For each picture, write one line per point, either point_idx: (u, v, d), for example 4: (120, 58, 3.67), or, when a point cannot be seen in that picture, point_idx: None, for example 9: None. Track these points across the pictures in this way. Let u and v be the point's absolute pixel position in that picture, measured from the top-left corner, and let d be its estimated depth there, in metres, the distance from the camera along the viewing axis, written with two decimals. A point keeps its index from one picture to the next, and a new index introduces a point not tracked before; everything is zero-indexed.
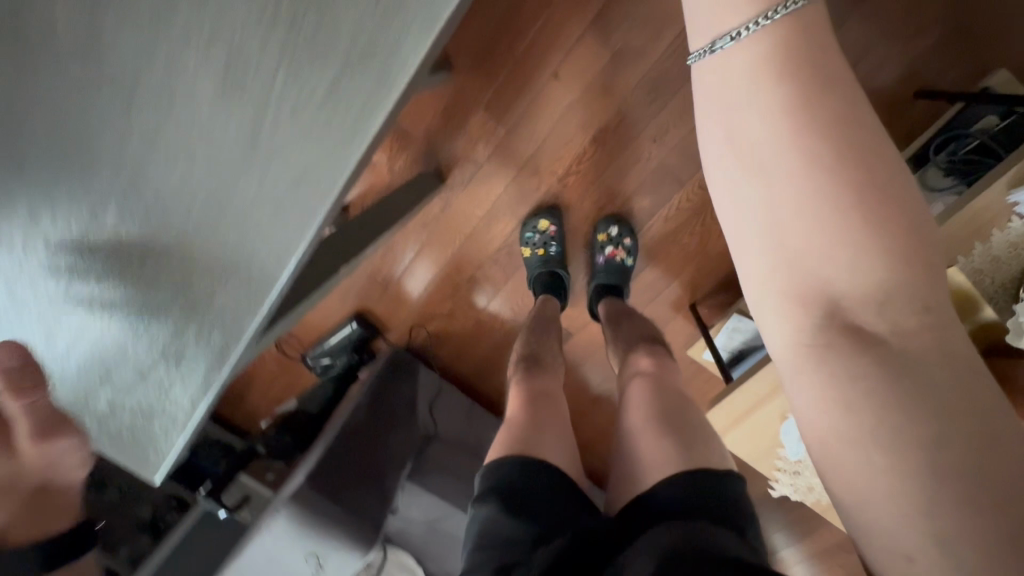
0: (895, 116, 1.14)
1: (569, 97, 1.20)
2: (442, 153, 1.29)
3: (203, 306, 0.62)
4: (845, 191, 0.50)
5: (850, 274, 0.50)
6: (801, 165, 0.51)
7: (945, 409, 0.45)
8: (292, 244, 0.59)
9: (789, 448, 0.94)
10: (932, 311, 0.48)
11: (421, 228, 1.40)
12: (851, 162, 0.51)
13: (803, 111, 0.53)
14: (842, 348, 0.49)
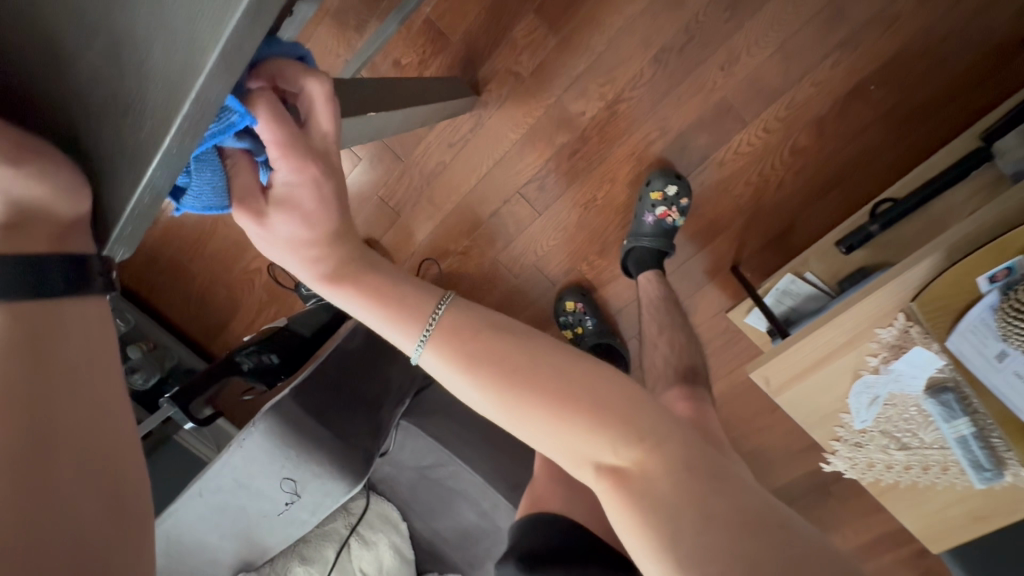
0: (1003, 63, 1.00)
1: (634, 6, 1.07)
2: (482, 60, 1.16)
3: None
4: (516, 378, 0.43)
5: (578, 454, 0.43)
6: (487, 381, 0.44)
7: (691, 513, 0.39)
8: None
9: (855, 415, 0.82)
10: (648, 431, 0.42)
11: (446, 149, 1.26)
12: (477, 347, 0.45)
13: (452, 322, 0.47)
14: (621, 498, 0.41)
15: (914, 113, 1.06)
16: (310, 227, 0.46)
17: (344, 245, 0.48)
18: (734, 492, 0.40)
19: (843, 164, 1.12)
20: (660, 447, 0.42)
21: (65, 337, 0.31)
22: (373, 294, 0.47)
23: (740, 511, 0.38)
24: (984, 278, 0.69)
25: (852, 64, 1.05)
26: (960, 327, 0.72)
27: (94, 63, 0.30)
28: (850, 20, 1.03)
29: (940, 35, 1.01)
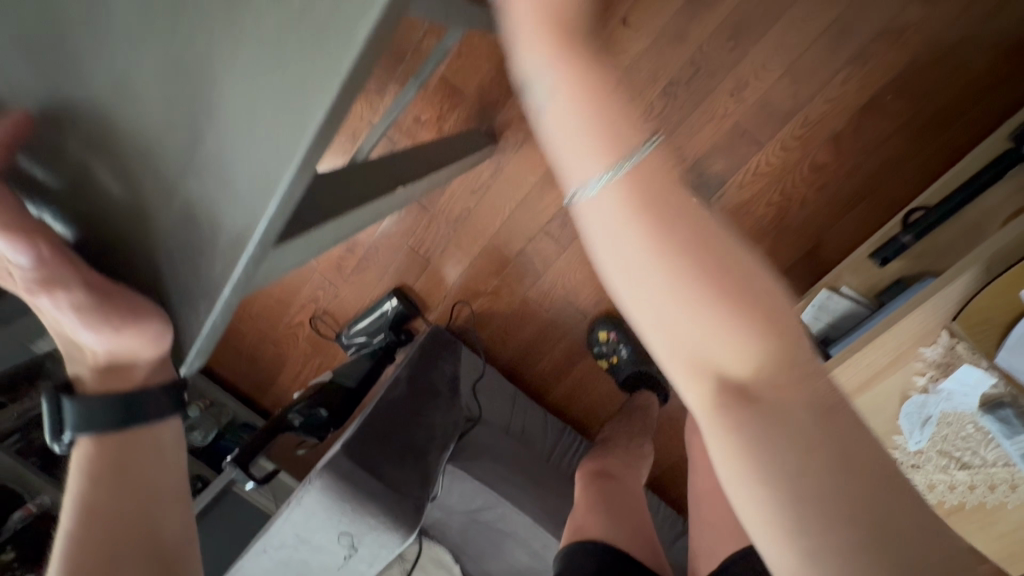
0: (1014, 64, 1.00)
1: (641, 45, 1.10)
2: (499, 111, 1.21)
3: (207, 154, 0.37)
4: (701, 255, 0.33)
5: (712, 359, 0.33)
6: (658, 247, 0.33)
7: (829, 462, 0.32)
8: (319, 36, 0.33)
9: (909, 436, 0.79)
10: (804, 363, 0.34)
11: (470, 195, 1.31)
12: (656, 204, 0.34)
13: (644, 168, 0.36)
14: (741, 419, 0.33)
15: (936, 122, 1.05)
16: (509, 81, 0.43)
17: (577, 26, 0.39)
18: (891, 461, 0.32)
19: (866, 179, 1.12)
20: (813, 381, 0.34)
21: (150, 471, 0.45)
22: (578, 93, 0.38)
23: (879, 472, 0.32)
24: None
25: (864, 78, 1.05)
26: (1010, 341, 0.68)
27: (174, 247, 0.40)
28: (856, 37, 1.03)
29: (948, 44, 1.01)
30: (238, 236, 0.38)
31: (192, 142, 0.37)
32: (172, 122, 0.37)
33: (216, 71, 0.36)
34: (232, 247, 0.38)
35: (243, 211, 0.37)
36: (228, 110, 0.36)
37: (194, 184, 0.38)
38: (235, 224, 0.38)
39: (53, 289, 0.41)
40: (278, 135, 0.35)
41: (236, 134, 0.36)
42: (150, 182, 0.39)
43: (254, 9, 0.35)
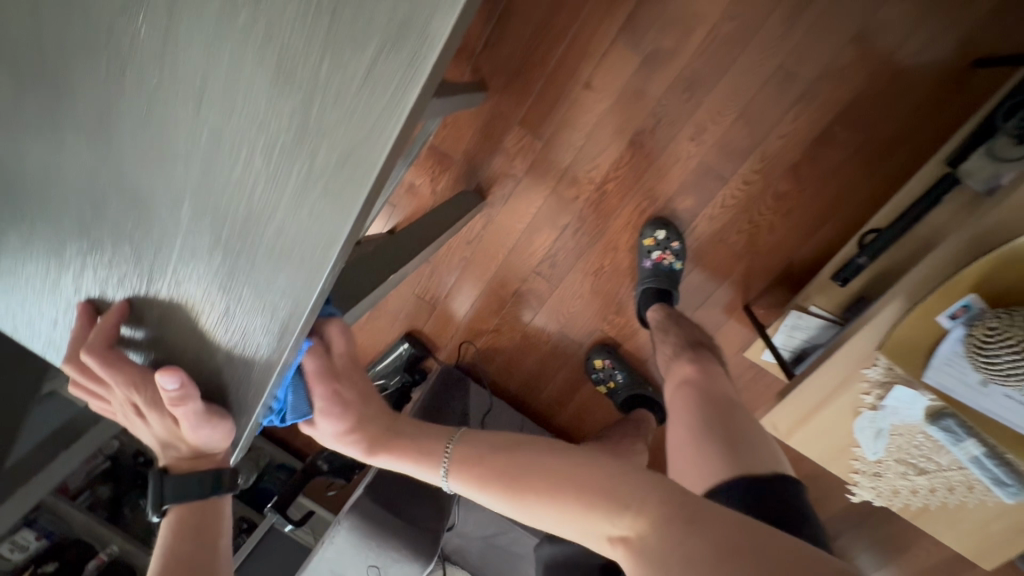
0: (955, 90, 1.06)
1: (605, 102, 1.21)
2: (483, 170, 1.34)
3: (222, 314, 0.43)
4: (518, 487, 0.64)
5: (589, 532, 0.60)
6: (497, 495, 0.65)
7: (677, 557, 0.54)
8: (311, 222, 0.38)
9: (866, 447, 0.89)
10: (631, 496, 0.59)
11: (464, 246, 1.44)
12: (481, 471, 0.67)
13: (460, 454, 0.70)
14: (624, 555, 0.58)
15: (886, 143, 1.12)
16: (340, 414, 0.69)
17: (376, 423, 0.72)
18: (710, 524, 0.55)
19: (828, 203, 1.19)
20: (633, 513, 0.58)
21: (219, 531, 0.56)
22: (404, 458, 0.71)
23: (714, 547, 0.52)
24: (945, 317, 0.75)
25: (814, 114, 1.13)
26: (934, 361, 0.78)
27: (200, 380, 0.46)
28: (801, 79, 1.11)
29: (889, 77, 1.08)
30: (256, 376, 0.44)
31: (208, 304, 0.43)
32: (187, 289, 0.43)
33: (231, 230, 0.40)
34: (255, 380, 0.44)
35: (259, 358, 0.43)
36: (237, 279, 0.41)
37: (212, 337, 0.44)
38: (253, 369, 0.44)
39: (177, 404, 0.44)
40: (287, 295, 0.41)
41: (244, 297, 0.42)
42: (185, 324, 0.44)
43: (248, 190, 0.38)
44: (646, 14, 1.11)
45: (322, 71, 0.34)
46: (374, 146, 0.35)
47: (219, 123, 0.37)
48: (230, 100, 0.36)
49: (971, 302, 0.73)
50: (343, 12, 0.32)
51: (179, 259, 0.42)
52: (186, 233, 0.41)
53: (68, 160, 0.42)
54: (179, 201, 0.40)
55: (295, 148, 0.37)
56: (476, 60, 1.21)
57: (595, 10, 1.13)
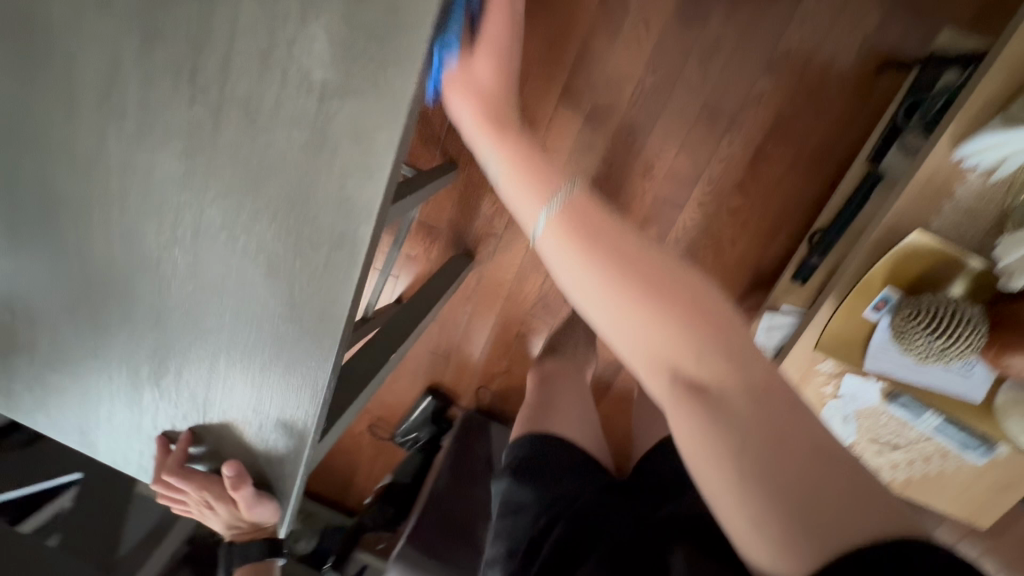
0: (864, 95, 1.18)
1: (561, 159, 1.37)
2: (468, 235, 1.50)
3: (257, 426, 0.58)
4: (627, 269, 0.47)
5: (667, 365, 0.46)
6: (593, 268, 0.47)
7: (763, 439, 0.43)
8: (309, 353, 0.53)
9: (839, 433, 0.97)
10: (739, 355, 0.46)
11: (464, 303, 1.59)
12: (593, 235, 0.49)
13: (573, 204, 0.51)
14: (694, 406, 0.45)
15: (818, 148, 1.24)
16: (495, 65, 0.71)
17: (499, 119, 0.64)
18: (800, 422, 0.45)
19: (778, 210, 1.31)
20: (741, 372, 0.46)
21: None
22: (511, 158, 0.58)
23: (816, 453, 0.43)
24: (870, 311, 0.85)
25: (745, 137, 1.26)
26: (872, 351, 0.87)
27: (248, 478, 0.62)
28: (727, 110, 1.25)
29: (804, 94, 1.21)
30: (289, 469, 0.59)
31: (246, 421, 0.58)
32: (231, 413, 0.58)
33: (254, 373, 0.55)
34: (289, 472, 0.59)
35: (290, 454, 0.58)
36: (264, 401, 0.56)
37: (253, 445, 0.59)
38: (286, 463, 0.59)
39: (235, 489, 0.58)
40: (301, 405, 0.55)
41: (270, 411, 0.57)
42: (233, 440, 0.60)
43: (260, 338, 0.53)
44: (580, 82, 1.28)
45: (300, 259, 0.49)
46: (341, 301, 0.50)
47: (233, 305, 0.52)
48: (239, 283, 0.51)
49: (889, 295, 0.83)
50: (303, 229, 0.47)
51: (221, 394, 0.57)
52: (223, 376, 0.56)
53: (128, 341, 0.57)
54: (214, 355, 0.55)
55: (287, 315, 0.52)
56: (444, 144, 1.39)
57: (536, 86, 1.30)
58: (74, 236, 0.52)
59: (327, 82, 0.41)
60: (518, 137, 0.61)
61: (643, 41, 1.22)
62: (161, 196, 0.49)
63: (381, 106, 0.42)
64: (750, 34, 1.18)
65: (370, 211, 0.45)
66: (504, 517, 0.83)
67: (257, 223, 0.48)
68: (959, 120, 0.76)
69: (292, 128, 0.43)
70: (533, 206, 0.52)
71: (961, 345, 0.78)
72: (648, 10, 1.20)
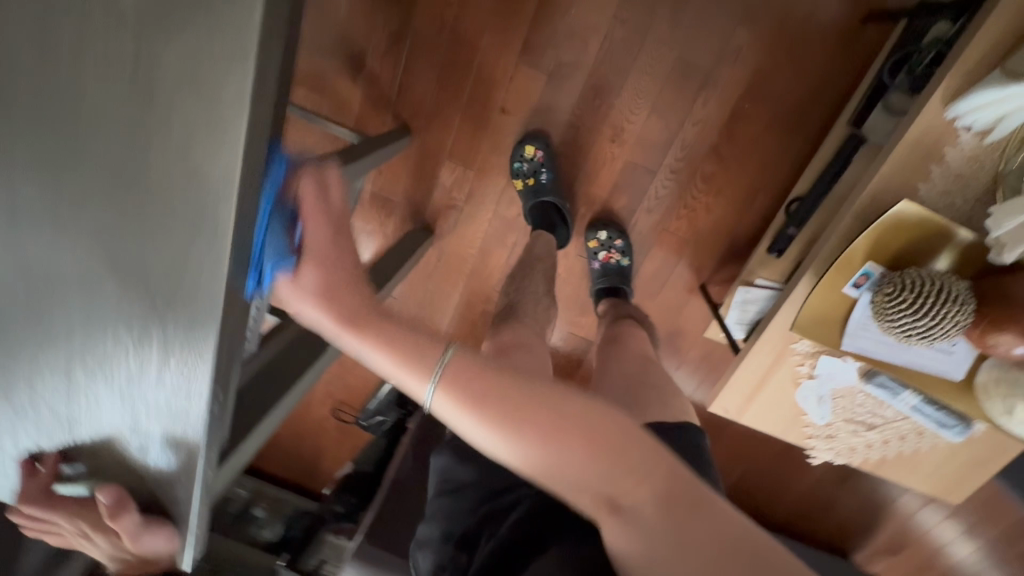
0: (847, 51, 1.09)
1: (523, 123, 1.26)
2: (426, 208, 1.39)
3: (138, 446, 0.48)
4: (517, 421, 0.50)
5: (581, 490, 0.52)
6: (492, 426, 0.50)
7: (673, 543, 0.51)
8: (180, 362, 0.42)
9: (813, 413, 0.92)
10: (643, 468, 0.52)
11: (424, 281, 1.49)
12: (481, 386, 0.51)
13: (454, 371, 0.51)
14: (611, 522, 0.53)
15: (798, 107, 1.15)
16: (332, 311, 0.49)
17: (355, 297, 0.50)
18: (711, 518, 0.51)
19: (753, 177, 1.23)
20: (646, 481, 0.52)
21: None
22: (387, 350, 0.51)
23: (714, 539, 0.50)
24: (850, 287, 0.78)
25: (720, 97, 1.17)
26: (851, 330, 0.81)
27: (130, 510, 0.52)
28: (700, 67, 1.15)
29: (783, 49, 1.11)
30: (182, 496, 0.49)
31: (125, 440, 0.48)
32: (104, 431, 0.48)
33: (121, 387, 0.45)
34: (182, 498, 0.49)
35: (180, 481, 0.48)
36: (140, 418, 0.46)
37: (137, 467, 0.49)
38: (177, 490, 0.49)
39: (114, 517, 0.49)
40: (182, 422, 0.45)
41: (149, 429, 0.47)
42: (112, 460, 0.50)
43: (121, 344, 0.43)
44: (542, 36, 1.16)
45: (153, 243, 0.38)
46: (210, 294, 0.39)
47: (78, 308, 0.42)
48: (81, 278, 0.40)
49: (870, 270, 0.77)
50: (153, 204, 0.37)
51: (87, 410, 0.47)
52: (85, 388, 0.46)
53: None
54: (69, 365, 0.45)
55: (148, 317, 0.41)
56: (394, 107, 1.26)
57: (494, 40, 1.18)
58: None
59: (141, 1, 0.31)
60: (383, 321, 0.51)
61: None
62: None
63: (214, 30, 0.31)
64: None
65: (228, 178, 0.35)
66: (442, 497, 0.79)
67: (88, 199, 0.37)
68: (955, 73, 0.68)
69: (111, 75, 0.33)
70: (418, 387, 0.51)
71: (947, 325, 0.72)
72: None
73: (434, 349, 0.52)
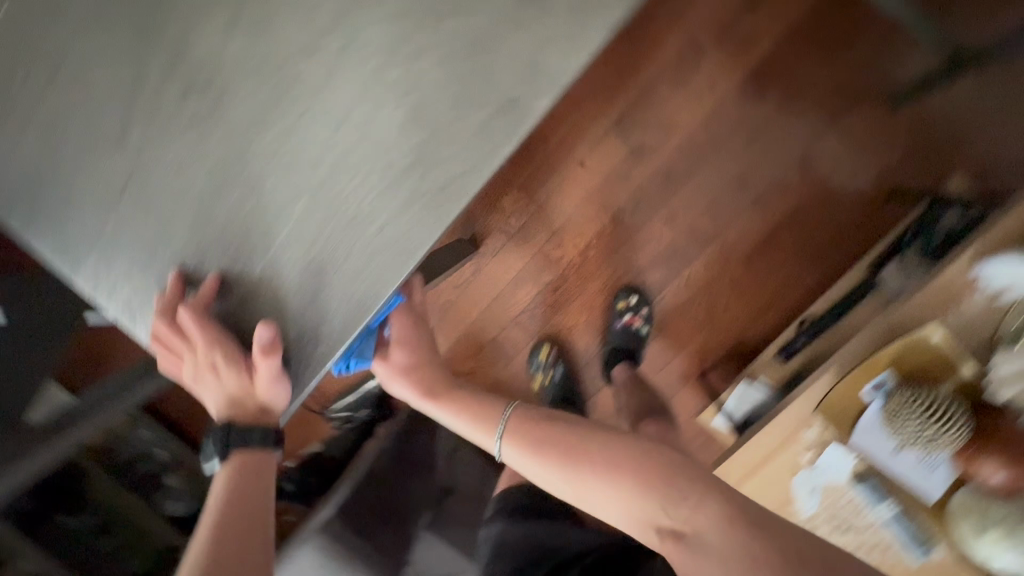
0: (872, 214, 1.32)
1: (594, 179, 1.40)
2: (479, 223, 1.47)
3: (323, 285, 0.64)
4: (559, 450, 0.82)
5: (644, 517, 0.73)
6: (541, 458, 0.84)
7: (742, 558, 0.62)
8: (403, 234, 0.62)
9: (802, 503, 0.98)
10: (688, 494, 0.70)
11: (449, 289, 1.54)
12: (536, 434, 0.86)
13: (518, 422, 0.90)
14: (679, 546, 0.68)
15: (824, 245, 1.35)
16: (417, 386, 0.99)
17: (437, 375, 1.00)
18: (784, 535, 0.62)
19: (772, 291, 1.39)
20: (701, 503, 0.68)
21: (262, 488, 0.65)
22: (463, 415, 0.95)
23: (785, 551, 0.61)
24: (868, 389, 0.92)
25: (764, 215, 1.36)
26: (860, 426, 0.93)
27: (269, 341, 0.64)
28: (755, 186, 1.35)
29: (824, 195, 1.33)
30: (336, 334, 0.63)
31: (314, 279, 0.64)
32: (303, 267, 0.64)
33: (339, 227, 0.63)
34: (334, 338, 0.64)
35: (345, 321, 0.63)
36: (341, 267, 0.63)
37: (308, 302, 0.64)
38: (336, 328, 0.63)
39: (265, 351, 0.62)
40: (376, 278, 0.62)
41: (344, 275, 0.63)
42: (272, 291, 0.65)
43: (367, 210, 0.63)
44: (636, 115, 1.34)
45: (433, 159, 0.61)
46: (453, 202, 0.61)
47: (354, 179, 0.63)
48: (368, 164, 0.63)
49: (887, 378, 0.91)
50: (449, 139, 0.61)
51: (302, 247, 0.64)
52: (314, 232, 0.64)
53: (238, 181, 0.66)
54: (315, 212, 0.64)
55: (401, 179, 0.62)
56: None
57: (595, 104, 1.35)
58: (232, 96, 0.65)
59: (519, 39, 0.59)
60: (455, 394, 0.98)
61: (703, 99, 1.31)
62: (327, 75, 0.63)
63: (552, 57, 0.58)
64: (794, 127, 1.31)
65: (521, 115, 0.60)
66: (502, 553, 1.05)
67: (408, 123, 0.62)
68: (984, 242, 0.85)
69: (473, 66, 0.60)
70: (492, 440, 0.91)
71: (944, 438, 0.85)
72: (716, 74, 1.30)
73: (503, 410, 0.93)
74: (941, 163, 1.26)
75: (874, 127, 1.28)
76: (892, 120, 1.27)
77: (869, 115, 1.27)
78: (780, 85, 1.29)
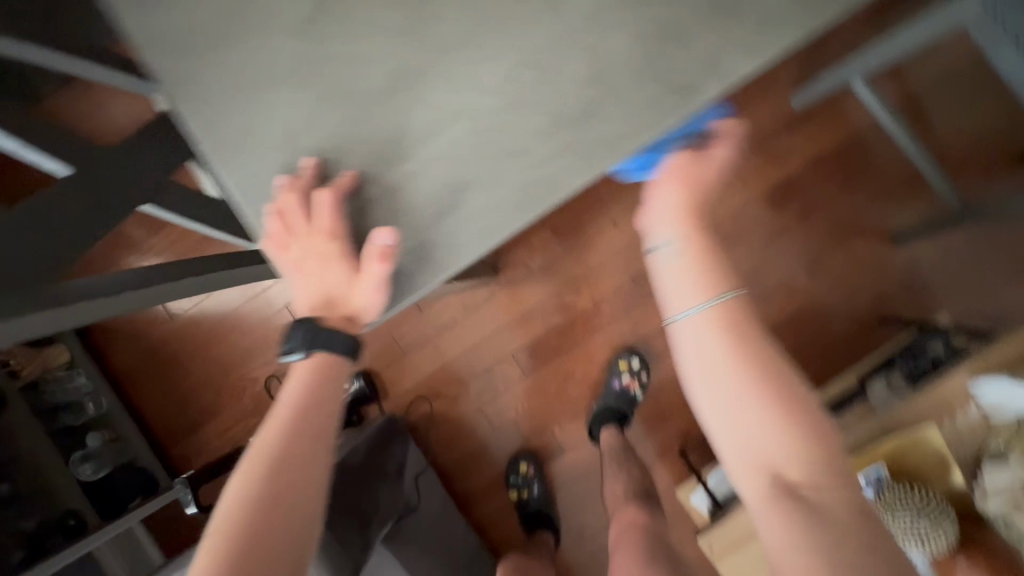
0: (862, 333, 1.44)
1: (621, 239, 1.48)
2: (502, 253, 1.51)
3: (440, 198, 0.54)
4: None
5: None
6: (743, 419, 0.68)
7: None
8: (554, 162, 0.54)
9: None
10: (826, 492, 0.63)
11: (456, 309, 1.53)
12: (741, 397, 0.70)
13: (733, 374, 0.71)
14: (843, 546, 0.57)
15: (816, 352, 1.45)
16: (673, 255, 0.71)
17: None
18: None
19: None
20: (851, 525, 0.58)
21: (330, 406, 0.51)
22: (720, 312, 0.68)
23: None
24: (861, 477, 0.93)
25: (768, 310, 1.45)
26: None
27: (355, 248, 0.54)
28: (765, 282, 1.45)
29: (823, 305, 1.45)
30: (441, 262, 0.55)
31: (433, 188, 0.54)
32: (422, 168, 0.54)
33: (487, 156, 0.54)
34: (437, 263, 0.55)
35: (456, 249, 0.55)
36: (469, 182, 0.54)
37: (416, 214, 0.55)
38: (443, 252, 0.55)
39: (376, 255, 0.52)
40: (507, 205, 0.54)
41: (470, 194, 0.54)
42: (396, 206, 0.54)
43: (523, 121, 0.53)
44: None
45: (629, 78, 0.53)
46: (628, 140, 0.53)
47: (525, 75, 0.53)
48: (552, 59, 0.53)
49: (880, 471, 0.92)
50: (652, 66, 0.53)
51: (428, 145, 0.54)
52: (452, 129, 0.54)
53: (377, 38, 0.54)
54: (462, 104, 0.54)
55: (568, 126, 0.53)
56: None
57: None
58: None
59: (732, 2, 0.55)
60: None
61: (733, 194, 1.45)
62: None
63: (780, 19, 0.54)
64: (807, 239, 1.45)
65: (724, 77, 0.53)
66: None
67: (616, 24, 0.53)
68: (980, 362, 0.97)
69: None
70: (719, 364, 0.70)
71: (936, 537, 0.85)
72: (748, 177, 1.45)
73: None
74: (926, 301, 1.41)
75: (873, 256, 1.44)
76: (889, 254, 1.43)
77: (870, 245, 1.44)
78: (801, 200, 1.45)
